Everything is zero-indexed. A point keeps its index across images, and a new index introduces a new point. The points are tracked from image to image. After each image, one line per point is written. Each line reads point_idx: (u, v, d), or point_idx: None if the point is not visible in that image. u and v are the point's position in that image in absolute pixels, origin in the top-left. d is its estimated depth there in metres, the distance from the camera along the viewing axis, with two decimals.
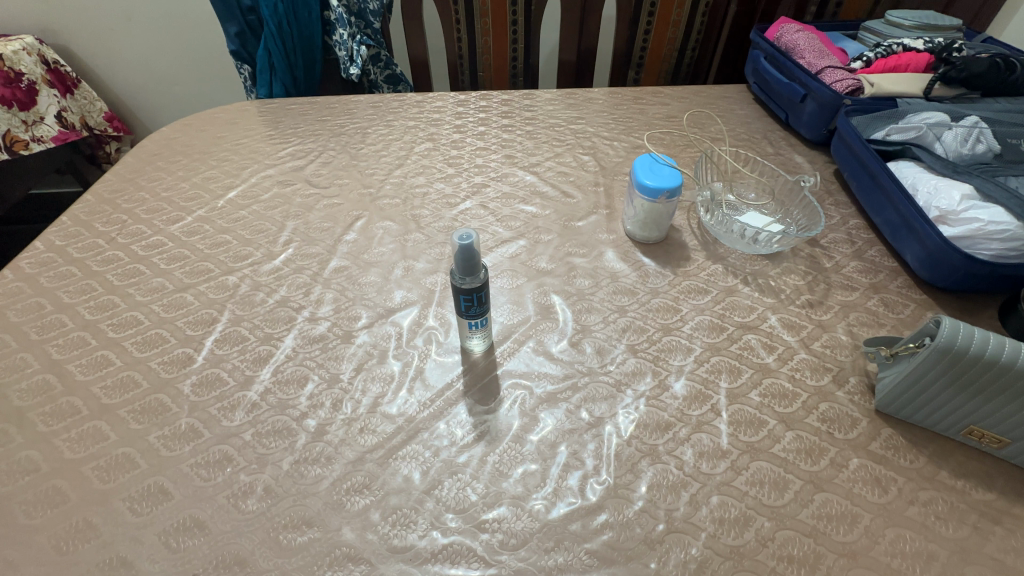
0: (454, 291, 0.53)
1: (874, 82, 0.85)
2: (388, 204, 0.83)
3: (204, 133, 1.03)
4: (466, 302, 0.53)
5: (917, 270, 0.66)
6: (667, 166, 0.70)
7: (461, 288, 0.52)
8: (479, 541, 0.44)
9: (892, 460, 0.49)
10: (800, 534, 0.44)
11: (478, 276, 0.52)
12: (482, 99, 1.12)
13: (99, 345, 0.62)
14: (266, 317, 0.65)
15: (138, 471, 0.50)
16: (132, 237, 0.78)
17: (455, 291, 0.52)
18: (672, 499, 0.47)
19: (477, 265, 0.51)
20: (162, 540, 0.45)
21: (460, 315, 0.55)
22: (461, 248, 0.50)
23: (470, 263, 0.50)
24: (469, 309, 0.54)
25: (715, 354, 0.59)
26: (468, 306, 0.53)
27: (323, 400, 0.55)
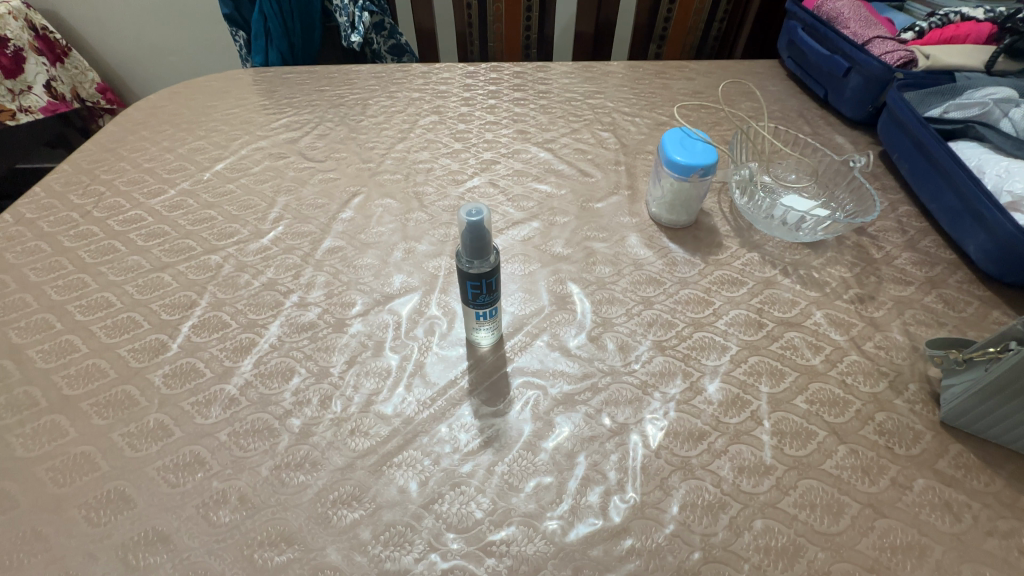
0: (457, 271, 0.46)
1: (929, 53, 0.76)
2: (388, 180, 0.76)
3: (193, 102, 0.96)
4: (470, 287, 0.46)
5: (981, 262, 0.59)
6: (700, 141, 0.62)
7: (465, 269, 0.45)
8: (485, 567, 0.38)
9: (963, 481, 0.43)
10: (860, 569, 0.38)
11: (490, 259, 0.45)
12: (493, 71, 1.03)
13: (65, 329, 0.56)
14: (250, 301, 0.58)
15: (98, 473, 0.44)
16: (109, 211, 0.72)
17: (458, 273, 0.45)
18: (708, 523, 0.40)
19: (486, 246, 0.44)
20: (120, 557, 0.39)
21: (463, 300, 0.48)
22: (469, 225, 0.42)
23: (478, 243, 0.43)
24: (474, 295, 0.47)
25: (755, 354, 0.52)
26: (474, 292, 0.46)
27: (310, 397, 0.49)
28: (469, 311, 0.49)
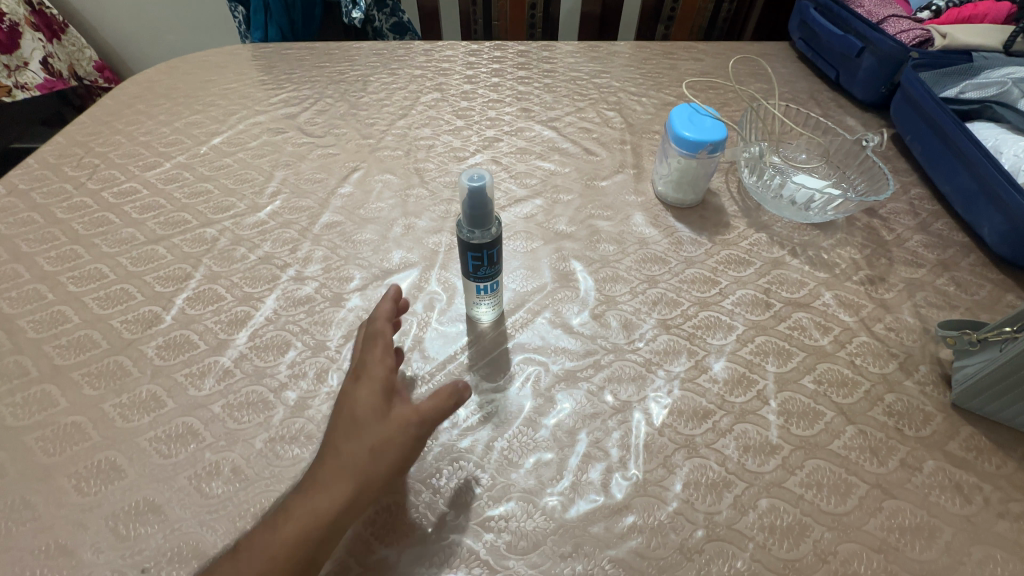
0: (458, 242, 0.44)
1: (946, 33, 0.73)
2: (389, 155, 0.74)
3: (191, 76, 0.94)
4: (472, 258, 0.44)
5: (995, 245, 0.57)
6: (709, 116, 0.60)
7: (467, 239, 0.43)
8: (483, 542, 0.37)
9: (974, 463, 0.42)
10: (868, 549, 0.37)
11: (491, 228, 0.44)
12: (497, 49, 1.01)
13: (56, 300, 0.54)
14: (246, 274, 0.57)
15: (89, 443, 0.43)
16: (103, 183, 0.70)
17: (459, 244, 0.44)
18: (712, 502, 0.39)
19: (488, 215, 0.43)
20: (110, 527, 0.38)
21: (464, 272, 0.47)
22: (469, 191, 0.41)
23: (479, 211, 0.42)
24: (476, 268, 0.45)
25: (762, 334, 0.51)
26: (476, 264, 0.45)
27: (305, 370, 0.48)
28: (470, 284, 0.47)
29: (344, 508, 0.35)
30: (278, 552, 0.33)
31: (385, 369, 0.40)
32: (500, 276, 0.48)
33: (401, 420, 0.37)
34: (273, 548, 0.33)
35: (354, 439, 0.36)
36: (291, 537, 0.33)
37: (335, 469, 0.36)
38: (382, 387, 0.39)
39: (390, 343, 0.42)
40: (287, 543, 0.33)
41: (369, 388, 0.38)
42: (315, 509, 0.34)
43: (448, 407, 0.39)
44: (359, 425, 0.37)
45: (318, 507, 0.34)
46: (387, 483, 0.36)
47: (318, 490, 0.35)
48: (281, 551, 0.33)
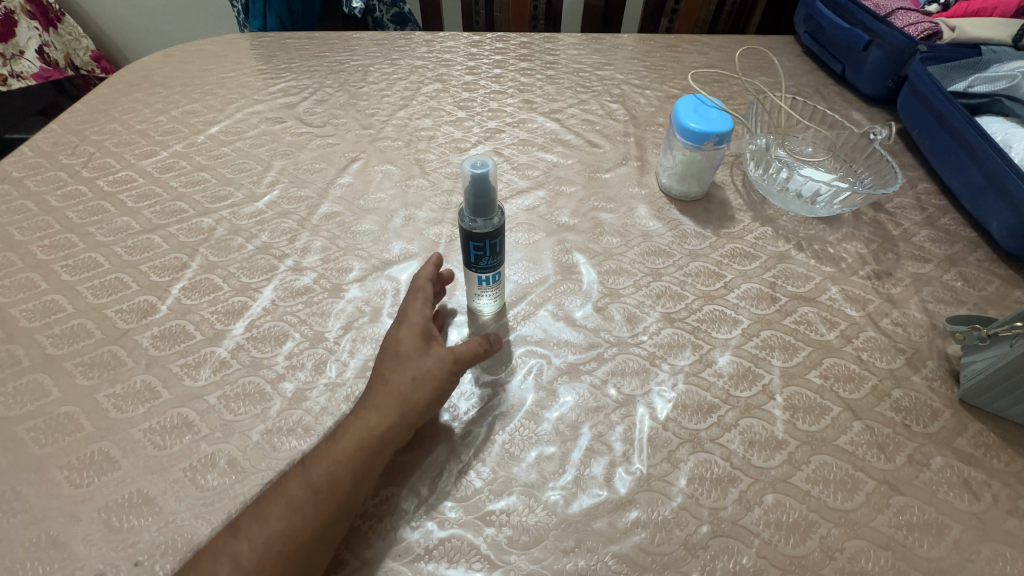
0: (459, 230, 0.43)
1: (955, 26, 0.72)
2: (389, 146, 0.73)
3: (188, 65, 0.92)
4: (473, 248, 0.44)
5: (1004, 240, 0.57)
6: (715, 108, 0.59)
7: (468, 228, 0.43)
8: (484, 537, 0.37)
9: (983, 460, 0.41)
10: (875, 546, 0.36)
11: (494, 217, 0.43)
12: (499, 41, 1.00)
13: (50, 289, 0.53)
14: (243, 264, 0.56)
15: (82, 434, 0.42)
16: (98, 171, 0.69)
17: (461, 232, 0.43)
18: (717, 497, 0.39)
19: (491, 204, 0.42)
20: (103, 519, 0.37)
21: (465, 262, 0.46)
22: (473, 177, 0.40)
23: (482, 199, 0.41)
24: (477, 258, 0.44)
25: (767, 328, 0.50)
26: (477, 254, 0.44)
27: (304, 361, 0.47)
28: (471, 275, 0.46)
29: (395, 426, 0.37)
30: (340, 462, 0.36)
31: (423, 316, 0.43)
32: (501, 268, 0.47)
33: (439, 352, 0.40)
34: (335, 459, 0.36)
35: (398, 368, 0.39)
36: (347, 451, 0.36)
37: (382, 394, 0.38)
38: (420, 327, 0.42)
39: (428, 296, 0.45)
40: (346, 455, 0.36)
41: (409, 328, 0.41)
42: (369, 426, 0.37)
43: (479, 351, 0.41)
44: (402, 357, 0.40)
45: (372, 424, 0.37)
46: (430, 407, 0.39)
47: (370, 411, 0.38)
48: (342, 462, 0.36)
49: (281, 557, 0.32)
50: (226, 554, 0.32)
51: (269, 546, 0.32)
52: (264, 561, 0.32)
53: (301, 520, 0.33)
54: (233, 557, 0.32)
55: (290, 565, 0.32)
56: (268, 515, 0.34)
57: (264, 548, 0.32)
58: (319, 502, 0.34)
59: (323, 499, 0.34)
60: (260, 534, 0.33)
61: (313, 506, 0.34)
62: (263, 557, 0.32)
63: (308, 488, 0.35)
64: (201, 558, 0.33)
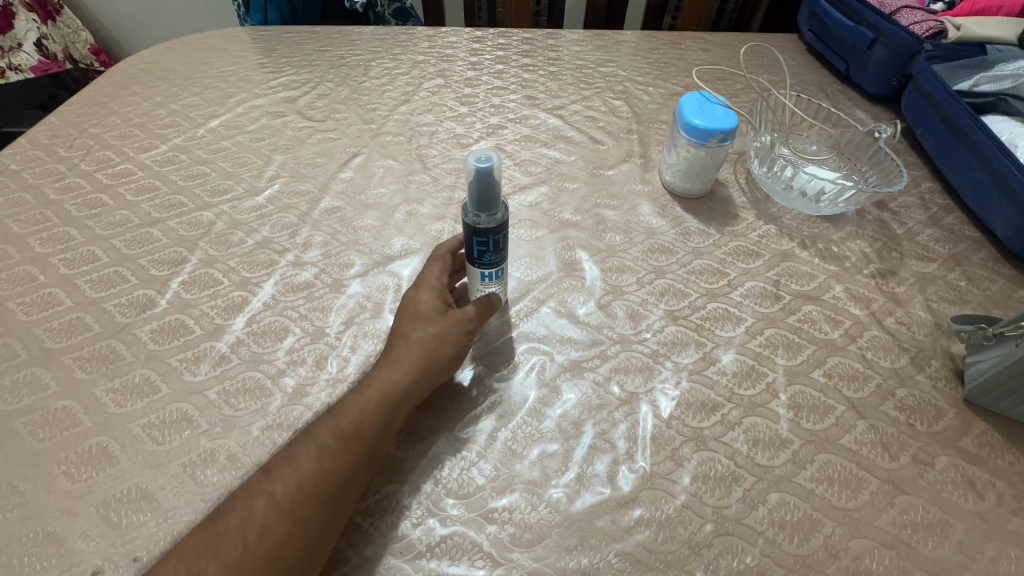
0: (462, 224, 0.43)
1: (961, 24, 0.72)
2: (390, 141, 0.73)
3: (188, 58, 0.92)
4: (476, 244, 0.43)
5: (1008, 240, 0.56)
6: (720, 105, 0.58)
7: (472, 223, 0.42)
8: (486, 534, 0.36)
9: (988, 459, 0.41)
10: (879, 545, 0.36)
11: (498, 212, 0.42)
12: (501, 37, 0.99)
13: (47, 282, 0.53)
14: (243, 259, 0.56)
15: (80, 429, 0.41)
16: (97, 164, 0.68)
17: (464, 227, 0.43)
18: (721, 495, 0.38)
19: (495, 199, 0.41)
20: (101, 514, 0.37)
21: (468, 257, 0.45)
22: (477, 172, 0.39)
23: (486, 194, 0.41)
24: (480, 254, 0.44)
25: (771, 326, 0.50)
26: (479, 249, 0.44)
27: (304, 357, 0.47)
28: (474, 271, 0.46)
29: (417, 381, 0.40)
30: (367, 412, 0.37)
31: (441, 280, 0.45)
32: (504, 265, 0.47)
33: (456, 315, 0.43)
34: (362, 409, 0.37)
35: (419, 327, 0.42)
36: (372, 400, 0.38)
37: (405, 350, 0.41)
38: (438, 291, 0.44)
39: (448, 264, 0.48)
40: (372, 405, 0.38)
41: (428, 292, 0.44)
42: (393, 380, 0.39)
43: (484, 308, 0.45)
44: (423, 318, 0.42)
45: (395, 378, 0.39)
46: (447, 366, 0.42)
47: (393, 367, 0.40)
48: (368, 412, 0.37)
49: (314, 497, 0.33)
50: (259, 494, 0.33)
51: (303, 486, 0.33)
52: (298, 500, 0.33)
53: (331, 464, 0.35)
54: (267, 495, 0.33)
55: (323, 506, 0.33)
56: (300, 458, 0.35)
57: (297, 488, 0.33)
58: (348, 447, 0.36)
59: (351, 444, 0.36)
60: (293, 475, 0.34)
61: (343, 451, 0.35)
62: (297, 496, 0.33)
63: (336, 434, 0.36)
64: (233, 499, 0.33)
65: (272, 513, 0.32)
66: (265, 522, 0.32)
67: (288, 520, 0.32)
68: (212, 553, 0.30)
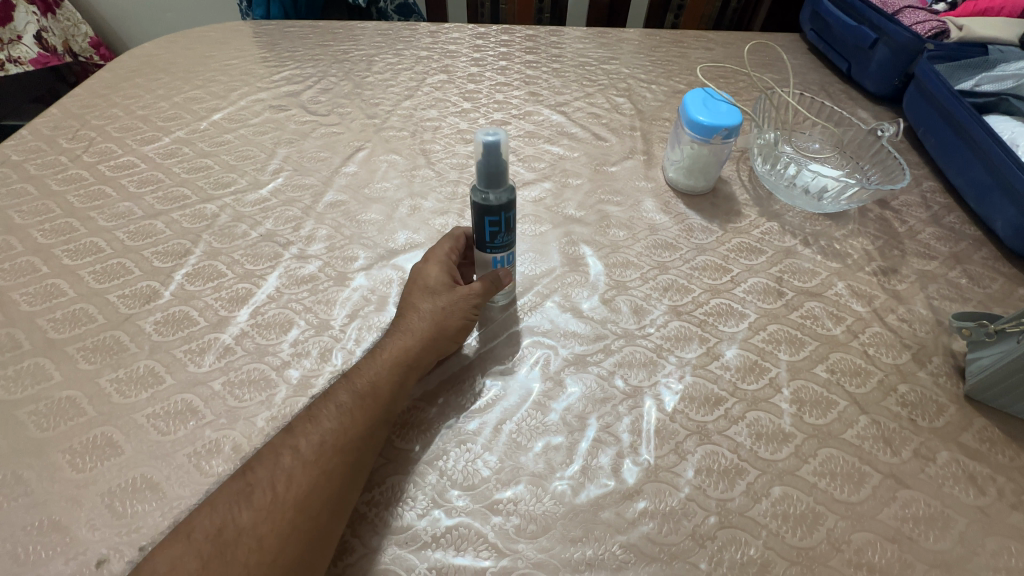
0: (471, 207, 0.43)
1: (963, 25, 0.72)
2: (394, 136, 0.73)
3: (190, 51, 0.91)
4: (488, 224, 0.43)
5: (1008, 239, 0.57)
6: (724, 102, 0.58)
7: (482, 203, 0.42)
8: (491, 525, 0.36)
9: (988, 455, 0.41)
10: (881, 538, 0.36)
11: (506, 189, 0.42)
12: (504, 33, 0.99)
13: (50, 273, 0.53)
14: (247, 252, 0.55)
15: (84, 419, 0.41)
16: (99, 156, 0.68)
17: (474, 208, 0.43)
18: (724, 488, 0.39)
19: (503, 175, 0.41)
20: (106, 504, 0.37)
21: (479, 242, 0.45)
22: (486, 146, 0.39)
23: (494, 169, 0.41)
24: (493, 235, 0.44)
25: (774, 322, 0.50)
26: (492, 230, 0.44)
27: (309, 349, 0.47)
28: (485, 257, 0.46)
29: (429, 348, 0.41)
30: (383, 374, 0.38)
31: (449, 255, 0.47)
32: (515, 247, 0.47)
33: (463, 290, 0.44)
34: (378, 371, 0.38)
35: (429, 300, 0.43)
36: (388, 363, 0.39)
37: (416, 319, 0.42)
38: (446, 267, 0.46)
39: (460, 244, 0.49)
40: (389, 368, 0.39)
41: (437, 265, 0.46)
42: (407, 346, 0.40)
43: (491, 288, 0.45)
44: (432, 291, 0.44)
45: (409, 344, 0.40)
46: (456, 336, 0.43)
47: (405, 335, 0.41)
48: (385, 374, 0.38)
49: (337, 450, 0.34)
50: (284, 447, 0.33)
51: (327, 440, 0.34)
52: (323, 453, 0.33)
53: (351, 420, 0.35)
54: (292, 448, 0.33)
55: (346, 459, 0.34)
56: (321, 415, 0.35)
57: (321, 442, 0.34)
58: (366, 406, 0.36)
59: (369, 404, 0.37)
60: (316, 430, 0.34)
61: (361, 409, 0.36)
62: (321, 450, 0.33)
63: (354, 394, 0.37)
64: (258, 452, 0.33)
65: (298, 464, 0.32)
66: (293, 472, 0.32)
67: (315, 471, 0.32)
68: (241, 502, 0.30)
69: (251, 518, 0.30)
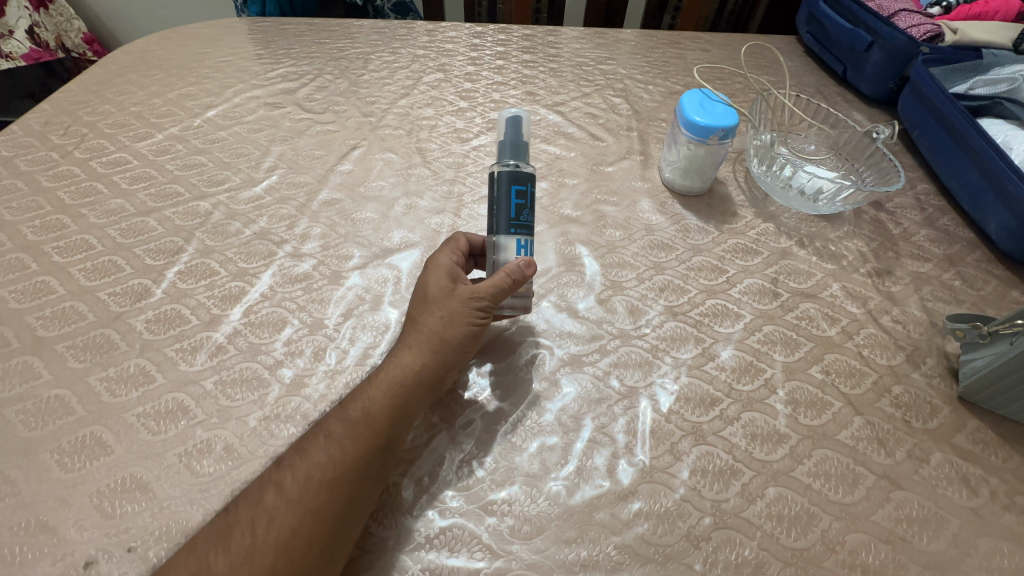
0: (499, 175, 0.43)
1: (957, 28, 0.72)
2: (390, 134, 0.72)
3: (185, 48, 0.91)
4: (516, 196, 0.43)
5: (1002, 241, 0.57)
6: (720, 103, 0.59)
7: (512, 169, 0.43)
8: (485, 526, 0.36)
9: (981, 456, 0.41)
10: (875, 539, 0.37)
11: (528, 163, 0.45)
12: (501, 32, 0.99)
13: (40, 270, 0.52)
14: (241, 250, 0.55)
15: (73, 418, 0.41)
16: (91, 153, 0.67)
17: (503, 175, 0.43)
18: (720, 489, 0.38)
19: (524, 150, 0.45)
20: (94, 504, 0.36)
21: (502, 222, 0.43)
22: (513, 120, 0.45)
23: (519, 142, 0.45)
24: (520, 208, 0.43)
25: (769, 322, 0.50)
26: (518, 204, 0.43)
27: (302, 348, 0.46)
28: (509, 240, 0.43)
29: (428, 364, 0.39)
30: (377, 399, 0.37)
31: (449, 260, 0.44)
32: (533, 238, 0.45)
33: (464, 292, 0.41)
34: (371, 397, 0.37)
35: (427, 311, 0.41)
36: (382, 388, 0.37)
37: (414, 336, 0.40)
38: (447, 270, 0.43)
39: (460, 247, 0.47)
40: (382, 392, 0.37)
41: (436, 272, 0.43)
42: (403, 366, 0.39)
43: (506, 284, 0.40)
44: (430, 300, 0.41)
45: (405, 364, 0.39)
46: (460, 346, 0.40)
47: (403, 353, 0.39)
48: (379, 399, 0.37)
49: (323, 485, 0.32)
50: (270, 485, 0.33)
51: (312, 475, 0.33)
52: (308, 490, 0.32)
53: (340, 451, 0.34)
54: (276, 486, 0.32)
55: (333, 494, 0.32)
56: (310, 448, 0.34)
57: (306, 477, 0.33)
58: (357, 434, 0.35)
59: (361, 431, 0.35)
60: (302, 466, 0.33)
61: (351, 439, 0.35)
62: (306, 485, 0.32)
63: (345, 423, 0.36)
64: (247, 491, 0.33)
65: (281, 503, 0.31)
66: (274, 512, 0.31)
67: (298, 509, 0.31)
68: (220, 545, 0.30)
69: (229, 563, 0.29)
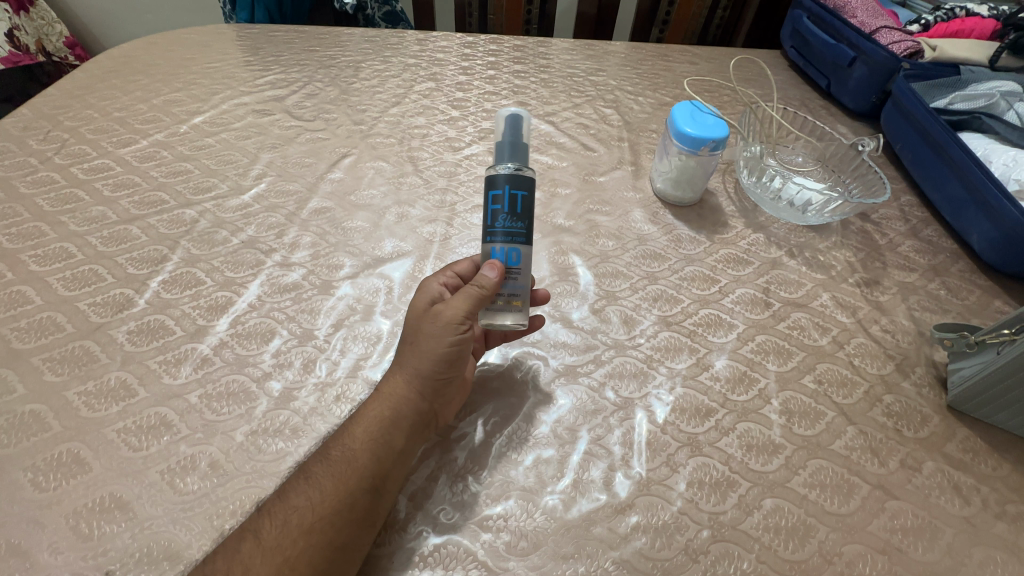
0: (495, 177, 0.42)
1: (936, 45, 0.75)
2: (381, 142, 0.72)
3: (171, 53, 0.89)
4: (491, 201, 0.42)
5: (985, 252, 0.58)
6: (710, 115, 0.59)
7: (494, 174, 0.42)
8: (481, 542, 0.35)
9: (972, 464, 0.42)
10: (872, 550, 0.36)
11: (520, 163, 0.43)
12: (492, 43, 1.00)
13: (16, 279, 0.50)
14: (228, 258, 0.54)
15: (49, 435, 0.39)
16: (72, 158, 0.66)
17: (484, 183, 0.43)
18: (717, 501, 0.38)
19: (519, 148, 0.44)
20: (71, 526, 0.35)
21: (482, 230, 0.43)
22: (504, 122, 0.44)
23: (513, 142, 0.44)
24: (494, 214, 0.42)
25: (762, 332, 0.50)
26: (493, 209, 0.42)
27: (291, 360, 0.45)
28: (485, 247, 0.42)
29: (410, 394, 0.37)
30: (359, 437, 0.35)
31: (435, 283, 0.43)
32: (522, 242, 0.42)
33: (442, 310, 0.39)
34: (353, 435, 0.35)
35: (411, 338, 0.39)
36: (365, 425, 0.36)
37: (398, 369, 0.39)
38: (430, 294, 0.42)
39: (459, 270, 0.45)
40: (365, 429, 0.36)
41: (419, 296, 0.42)
42: (383, 399, 0.37)
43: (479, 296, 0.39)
44: (411, 325, 0.40)
45: (386, 397, 0.37)
46: (444, 372, 0.38)
47: (387, 386, 0.38)
48: (361, 436, 0.35)
49: (302, 532, 0.31)
50: (248, 532, 0.31)
51: (290, 521, 0.31)
52: (286, 537, 0.30)
53: (320, 495, 0.32)
54: (255, 534, 0.31)
55: (314, 542, 0.31)
56: (289, 492, 0.33)
57: (285, 523, 0.31)
58: (338, 475, 0.33)
59: (342, 471, 0.33)
60: (281, 512, 0.32)
61: (332, 480, 0.33)
62: (284, 532, 0.31)
63: (326, 464, 0.34)
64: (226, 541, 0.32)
65: (257, 554, 0.30)
66: (250, 563, 0.29)
67: (275, 559, 0.30)
68: None
69: None
